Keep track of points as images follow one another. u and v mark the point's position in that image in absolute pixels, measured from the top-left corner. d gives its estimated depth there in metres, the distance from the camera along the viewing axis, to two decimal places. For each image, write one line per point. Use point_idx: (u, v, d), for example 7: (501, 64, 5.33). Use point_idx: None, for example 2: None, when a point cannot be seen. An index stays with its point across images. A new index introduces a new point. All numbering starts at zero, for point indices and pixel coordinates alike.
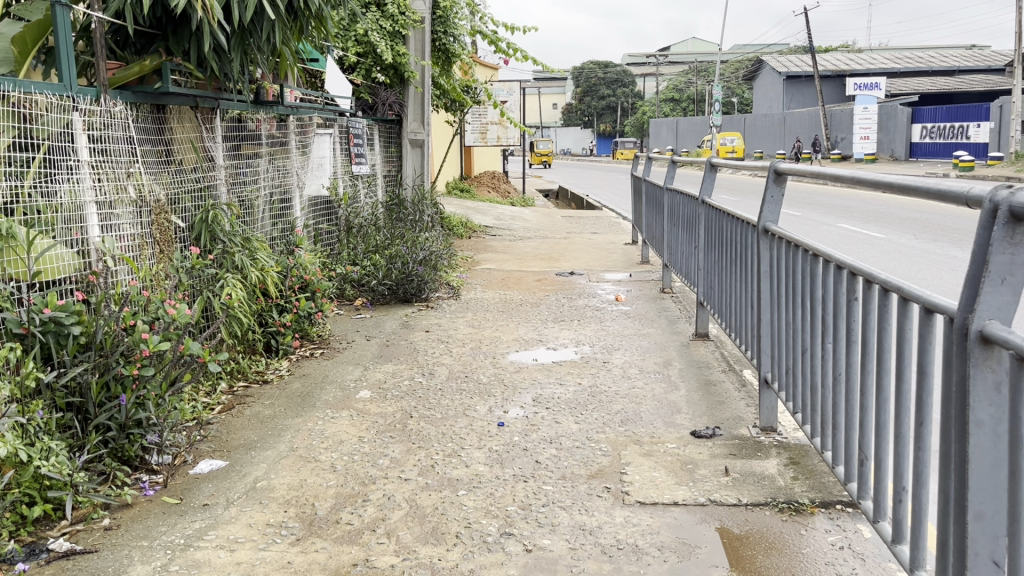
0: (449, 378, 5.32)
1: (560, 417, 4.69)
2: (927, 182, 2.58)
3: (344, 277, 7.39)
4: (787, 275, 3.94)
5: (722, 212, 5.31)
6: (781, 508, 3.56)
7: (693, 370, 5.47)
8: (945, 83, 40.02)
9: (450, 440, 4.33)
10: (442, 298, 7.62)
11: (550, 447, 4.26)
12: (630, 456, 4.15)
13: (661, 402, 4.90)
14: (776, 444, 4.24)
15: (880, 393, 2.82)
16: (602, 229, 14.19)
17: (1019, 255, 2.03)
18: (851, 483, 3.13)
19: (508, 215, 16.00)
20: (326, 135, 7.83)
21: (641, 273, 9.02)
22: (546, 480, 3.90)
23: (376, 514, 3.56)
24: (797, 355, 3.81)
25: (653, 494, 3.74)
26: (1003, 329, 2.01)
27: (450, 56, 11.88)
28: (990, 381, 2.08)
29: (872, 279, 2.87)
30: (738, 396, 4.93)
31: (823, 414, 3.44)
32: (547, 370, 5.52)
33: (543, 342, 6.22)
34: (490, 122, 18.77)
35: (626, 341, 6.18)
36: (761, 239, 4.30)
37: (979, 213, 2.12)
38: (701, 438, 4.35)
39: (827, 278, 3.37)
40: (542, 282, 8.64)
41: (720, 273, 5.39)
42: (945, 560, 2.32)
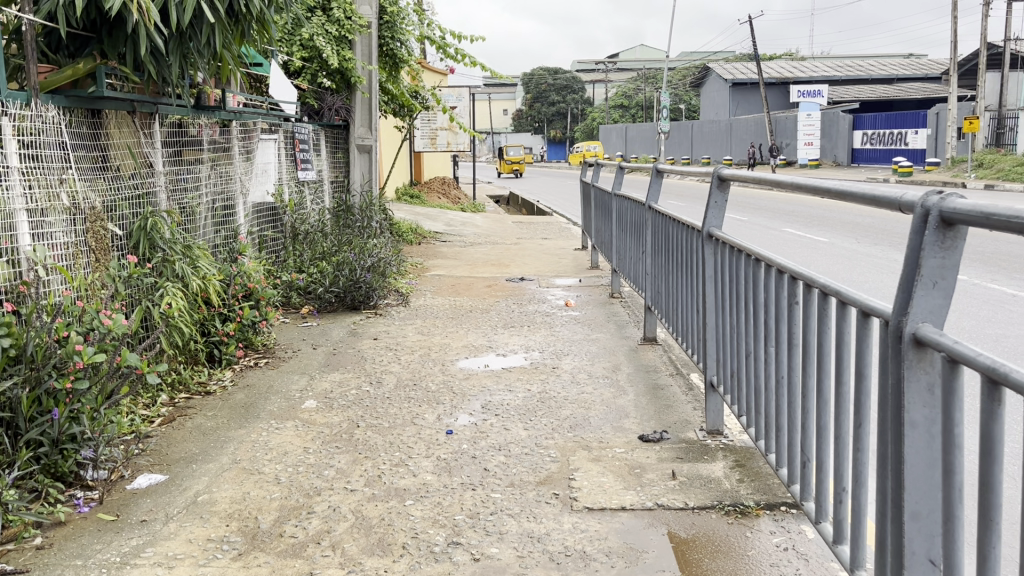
0: (397, 386, 5.27)
1: (509, 424, 4.67)
2: (863, 188, 2.62)
3: (290, 285, 7.29)
4: (731, 280, 3.99)
5: (668, 218, 5.35)
6: (727, 510, 3.59)
7: (641, 374, 5.50)
8: (886, 91, 41.17)
9: (398, 449, 4.28)
10: (391, 305, 7.56)
11: (498, 455, 4.24)
12: (578, 461, 4.15)
13: (610, 407, 4.91)
14: (722, 447, 4.28)
15: (821, 395, 2.86)
16: (552, 235, 14.26)
17: (949, 258, 2.07)
18: (794, 484, 3.16)
19: (459, 221, 15.98)
20: (271, 141, 7.72)
21: (591, 279, 9.06)
22: (495, 488, 3.88)
23: (321, 526, 3.50)
24: (741, 359, 3.85)
25: (602, 499, 3.74)
26: (935, 331, 2.05)
27: (397, 62, 11.76)
28: (924, 382, 2.12)
29: (812, 284, 2.92)
30: (686, 400, 4.97)
31: (767, 417, 3.48)
32: (496, 377, 5.49)
33: (492, 348, 6.20)
34: (440, 128, 18.75)
35: (576, 347, 6.19)
36: (706, 245, 4.33)
37: (912, 218, 2.15)
38: (648, 443, 4.38)
39: (769, 283, 3.41)
40: (492, 288, 8.62)
41: (667, 277, 5.43)
42: (883, 560, 2.36)
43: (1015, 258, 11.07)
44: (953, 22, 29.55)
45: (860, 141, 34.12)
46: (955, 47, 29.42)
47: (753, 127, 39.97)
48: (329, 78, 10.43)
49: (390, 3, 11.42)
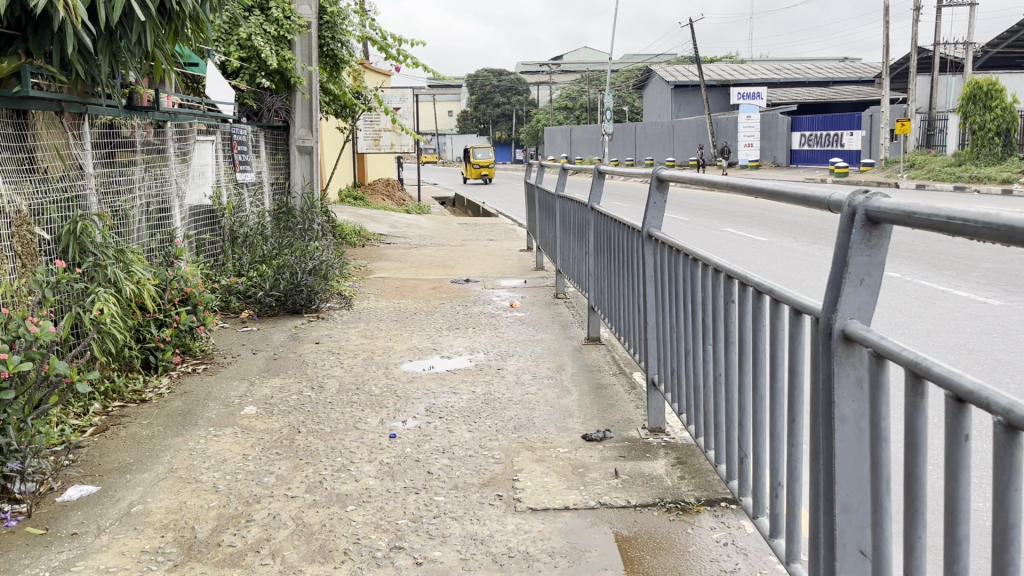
0: (339, 391, 5.20)
1: (453, 426, 4.65)
2: (794, 188, 2.67)
3: (229, 289, 7.17)
4: (670, 280, 4.04)
5: (610, 219, 5.40)
6: (668, 507, 3.63)
7: (585, 374, 5.53)
8: (823, 92, 42.22)
9: (339, 454, 4.23)
10: (334, 309, 7.47)
11: (442, 457, 4.22)
12: (522, 462, 4.15)
13: (554, 407, 4.93)
14: (664, 444, 4.33)
15: (756, 391, 2.91)
16: (497, 236, 14.28)
17: (875, 257, 2.12)
18: (732, 480, 3.21)
19: (403, 223, 15.90)
20: (208, 142, 7.58)
21: (536, 280, 9.10)
22: (438, 491, 3.85)
23: (260, 534, 3.43)
24: (681, 358, 3.90)
25: (545, 500, 3.74)
26: (863, 329, 2.09)
27: (338, 62, 11.68)
28: (853, 377, 2.16)
29: (747, 283, 2.96)
30: (629, 399, 5.02)
31: (706, 414, 3.53)
32: (440, 379, 5.48)
33: (437, 350, 6.17)
34: (383, 129, 18.73)
35: (521, 348, 6.20)
36: (646, 245, 4.38)
37: (839, 218, 2.20)
38: (591, 442, 4.41)
39: (707, 281, 3.46)
40: (436, 290, 8.59)
41: (609, 278, 5.47)
42: (816, 551, 2.40)
43: (944, 255, 11.45)
44: (885, 27, 30.41)
45: (798, 143, 34.90)
46: (888, 51, 30.30)
47: (695, 129, 40.63)
48: (268, 78, 10.27)
49: (330, 3, 11.29)
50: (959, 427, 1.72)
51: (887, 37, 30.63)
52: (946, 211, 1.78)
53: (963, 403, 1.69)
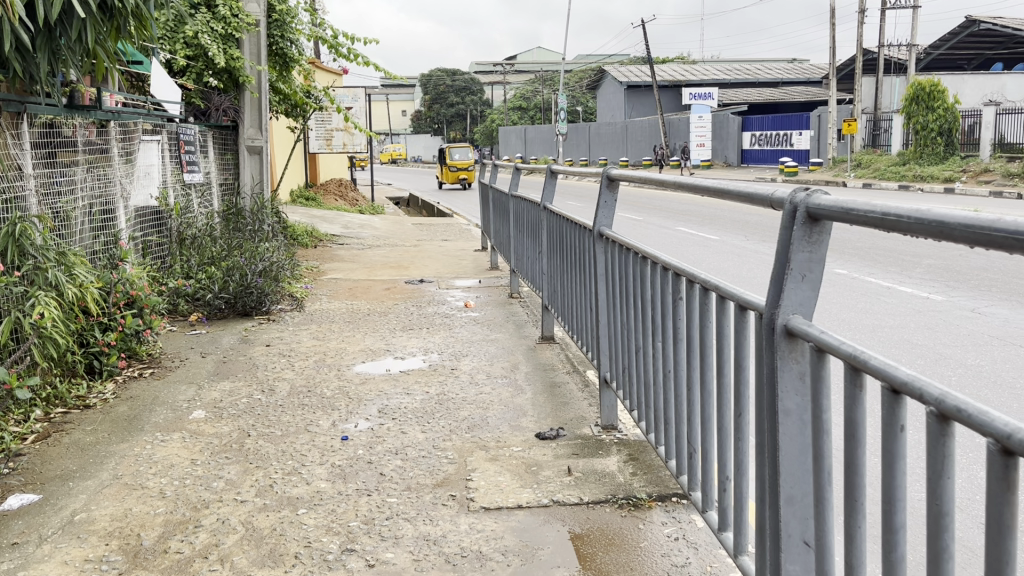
0: (290, 394, 5.14)
1: (406, 427, 4.63)
2: (739, 186, 2.71)
3: (177, 292, 7.04)
4: (621, 278, 4.07)
5: (562, 218, 5.42)
6: (620, 503, 3.66)
7: (539, 373, 5.56)
8: (772, 93, 42.98)
9: (290, 457, 4.18)
10: (285, 311, 7.38)
11: (395, 459, 4.19)
12: (475, 462, 4.15)
13: (508, 406, 4.94)
14: (616, 441, 4.36)
15: (704, 387, 2.95)
16: (451, 235, 14.27)
17: (816, 252, 2.16)
18: (682, 476, 3.25)
19: (356, 223, 15.77)
20: (154, 142, 7.46)
21: (491, 279, 9.11)
22: (391, 492, 3.83)
23: (208, 540, 3.38)
24: (632, 355, 3.93)
25: (498, 499, 3.74)
26: (805, 323, 2.13)
27: (288, 61, 11.56)
28: (796, 370, 2.20)
29: (694, 279, 3.00)
30: (582, 396, 5.05)
31: (656, 410, 3.56)
32: (394, 380, 5.44)
33: (390, 351, 6.14)
34: (335, 128, 18.62)
35: (475, 347, 6.19)
36: (597, 243, 4.41)
37: (781, 214, 2.23)
38: (545, 440, 4.42)
39: (656, 279, 3.49)
40: (390, 291, 8.54)
41: (562, 277, 5.50)
42: (762, 544, 2.44)
43: (888, 251, 11.74)
44: (831, 28, 31.06)
45: (749, 142, 35.43)
46: (835, 52, 30.95)
47: (648, 129, 41.05)
48: (216, 77, 10.17)
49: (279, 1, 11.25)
50: (895, 419, 1.76)
51: (834, 39, 31.29)
52: (881, 207, 1.81)
53: (898, 395, 1.72)
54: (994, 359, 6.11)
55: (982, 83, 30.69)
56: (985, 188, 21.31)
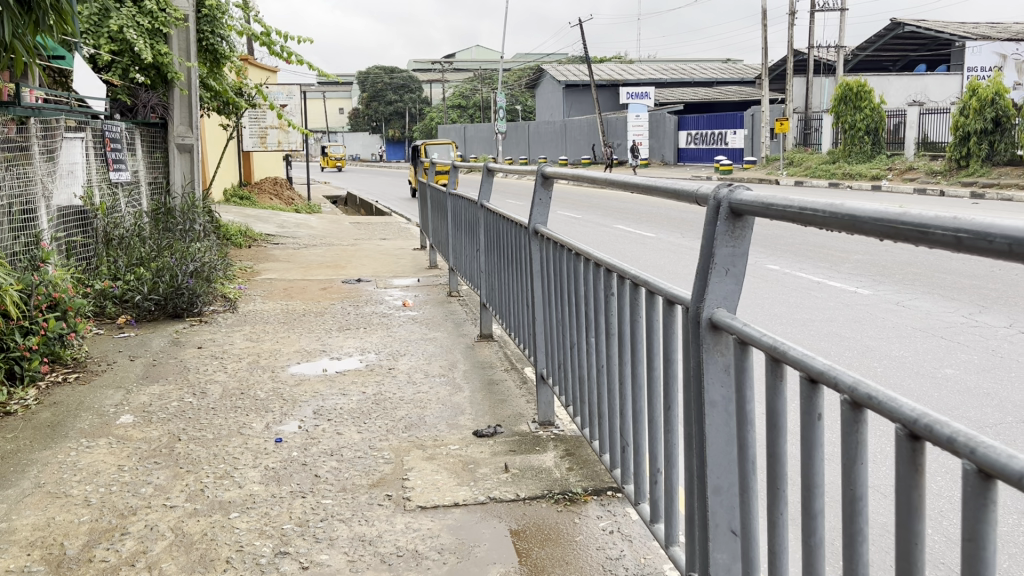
0: (223, 396, 5.05)
1: (342, 428, 4.58)
2: (667, 181, 2.74)
3: (103, 294, 6.84)
4: (556, 275, 4.08)
5: (499, 216, 5.42)
6: (556, 499, 3.68)
7: (477, 370, 5.56)
8: (707, 92, 43.78)
9: (222, 461, 4.11)
10: (218, 312, 7.24)
11: (330, 460, 4.14)
12: (412, 461, 4.13)
13: (445, 405, 4.92)
14: (553, 436, 4.40)
15: (635, 380, 2.99)
16: (389, 234, 14.20)
17: (739, 247, 2.18)
18: (616, 470, 3.29)
19: (291, 222, 15.56)
20: (77, 139, 7.24)
21: (430, 278, 9.07)
22: (326, 493, 3.79)
23: (136, 547, 3.29)
24: (567, 350, 3.96)
25: (435, 497, 3.73)
26: (728, 316, 2.16)
27: (219, 58, 11.37)
28: (720, 363, 2.23)
29: (625, 275, 3.02)
30: (519, 393, 5.07)
31: (590, 406, 3.60)
32: (330, 381, 5.38)
33: (326, 352, 6.06)
34: (269, 126, 18.43)
35: (413, 347, 6.17)
36: (532, 240, 4.42)
37: (705, 209, 2.25)
38: (482, 438, 4.42)
39: (589, 276, 3.52)
40: (326, 291, 8.45)
41: (499, 275, 5.51)
42: (691, 534, 2.48)
43: (818, 247, 12.08)
44: (764, 29, 31.71)
45: (685, 141, 36.00)
46: (767, 53, 31.68)
47: (586, 128, 41.43)
48: (143, 73, 9.90)
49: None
50: (813, 408, 1.80)
51: (766, 40, 31.99)
52: (798, 201, 1.83)
53: (816, 384, 1.76)
54: (917, 350, 6.32)
55: (907, 84, 31.72)
56: (910, 185, 22.08)
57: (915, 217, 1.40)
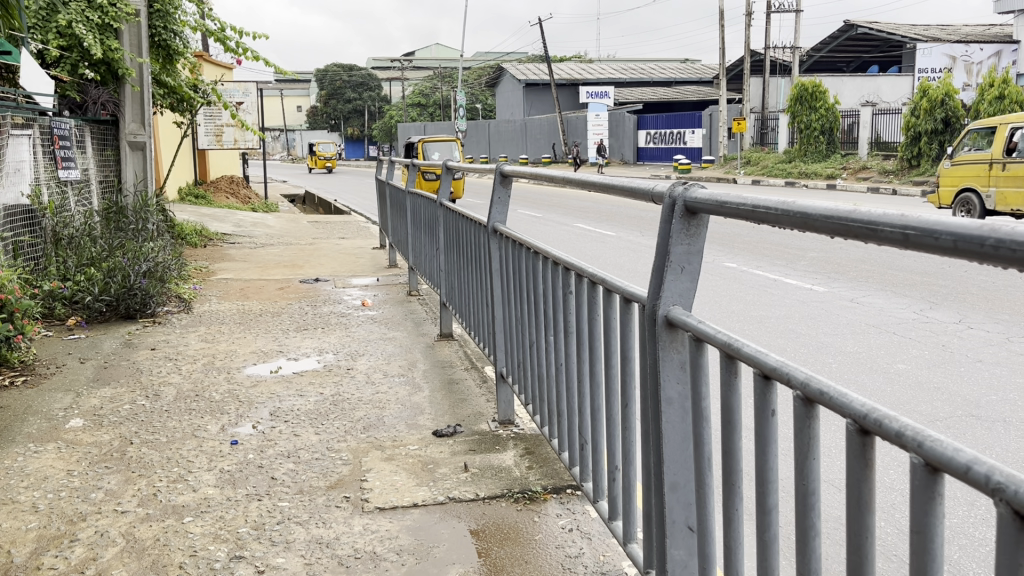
0: (177, 398, 4.96)
1: (299, 430, 4.52)
2: (623, 179, 2.73)
3: (52, 295, 6.68)
4: (515, 274, 4.07)
5: (458, 215, 5.39)
6: (516, 498, 3.68)
7: (436, 370, 5.54)
8: (666, 92, 44.19)
9: (176, 464, 4.03)
10: (172, 313, 7.11)
11: (287, 462, 4.09)
12: (371, 462, 4.09)
13: (404, 405, 4.89)
14: (513, 435, 4.39)
15: (593, 378, 2.99)
16: (348, 233, 14.08)
17: (694, 245, 2.18)
18: (575, 467, 3.29)
19: (248, 221, 15.35)
20: (24, 136, 7.06)
21: (389, 277, 9.01)
22: (283, 496, 3.74)
23: (86, 554, 3.22)
24: (526, 349, 3.95)
25: (393, 498, 3.70)
26: (684, 314, 2.17)
27: (172, 53, 11.18)
28: (676, 361, 2.23)
29: (583, 273, 3.02)
30: (479, 393, 5.06)
31: (550, 405, 3.59)
32: (287, 382, 5.30)
33: (283, 353, 5.98)
34: (225, 124, 18.23)
35: (372, 347, 6.11)
36: (492, 239, 4.40)
37: (661, 207, 2.24)
38: (441, 438, 4.40)
39: (548, 275, 3.50)
40: (284, 291, 8.34)
41: (459, 274, 5.48)
42: (649, 531, 2.48)
43: (773, 245, 12.27)
44: (721, 28, 32.23)
45: (645, 141, 36.28)
46: (724, 53, 32.06)
47: (547, 127, 41.55)
48: (92, 69, 9.69)
49: None
50: (767, 404, 1.81)
51: (723, 40, 32.34)
52: (751, 199, 1.83)
53: (769, 380, 1.77)
54: (870, 346, 6.44)
55: (860, 84, 32.32)
56: (864, 184, 22.54)
57: (865, 214, 1.41)
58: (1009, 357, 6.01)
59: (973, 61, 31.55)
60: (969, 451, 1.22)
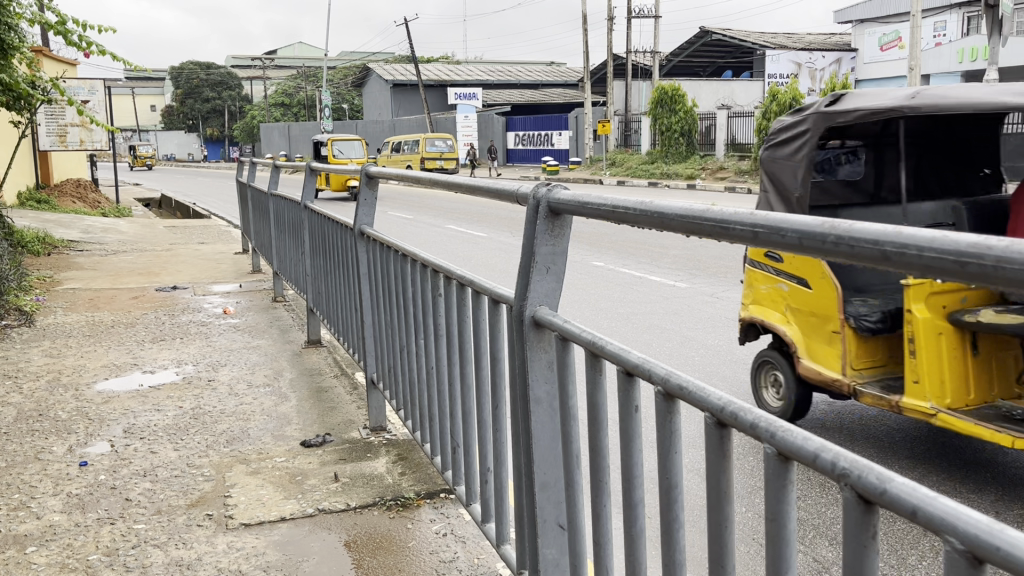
0: (17, 419, 4.59)
1: (156, 446, 4.28)
2: (488, 182, 2.72)
3: None
4: (383, 278, 4.00)
5: (324, 218, 5.25)
6: (388, 505, 3.61)
7: (304, 378, 5.37)
8: (533, 93, 45.05)
9: (17, 491, 3.73)
10: (11, 327, 6.61)
11: (143, 482, 3.85)
12: (235, 477, 3.91)
13: (271, 416, 4.71)
14: (385, 442, 4.31)
15: (464, 380, 2.97)
16: (208, 238, 13.53)
17: (559, 245, 2.19)
18: (447, 471, 3.25)
19: (98, 226, 14.53)
20: None
21: (252, 283, 8.71)
22: (138, 518, 3.51)
23: None
24: (397, 354, 3.88)
25: (259, 513, 3.55)
26: (550, 314, 2.17)
27: (6, 49, 10.37)
28: (544, 361, 2.23)
29: (451, 275, 2.99)
30: (349, 400, 4.94)
31: (421, 409, 3.55)
32: (142, 397, 5.01)
33: (138, 366, 5.65)
34: (69, 123, 17.18)
35: (235, 356, 5.87)
36: (358, 242, 4.30)
37: (525, 209, 2.24)
38: (310, 448, 4.27)
39: (416, 278, 3.45)
40: (138, 300, 7.90)
41: (326, 279, 5.35)
42: (522, 532, 2.47)
43: (639, 244, 12.72)
44: (583, 34, 33.49)
45: (513, 142, 36.81)
46: (588, 57, 32.97)
47: (415, 129, 41.46)
48: None
49: None
50: (630, 401, 1.83)
51: (586, 44, 33.23)
52: (611, 199, 1.83)
53: (632, 377, 1.80)
54: (729, 338, 6.75)
55: (715, 87, 33.77)
56: (721, 185, 23.78)
57: (717, 213, 1.45)
58: None
59: (816, 68, 34.00)
60: (816, 439, 1.27)
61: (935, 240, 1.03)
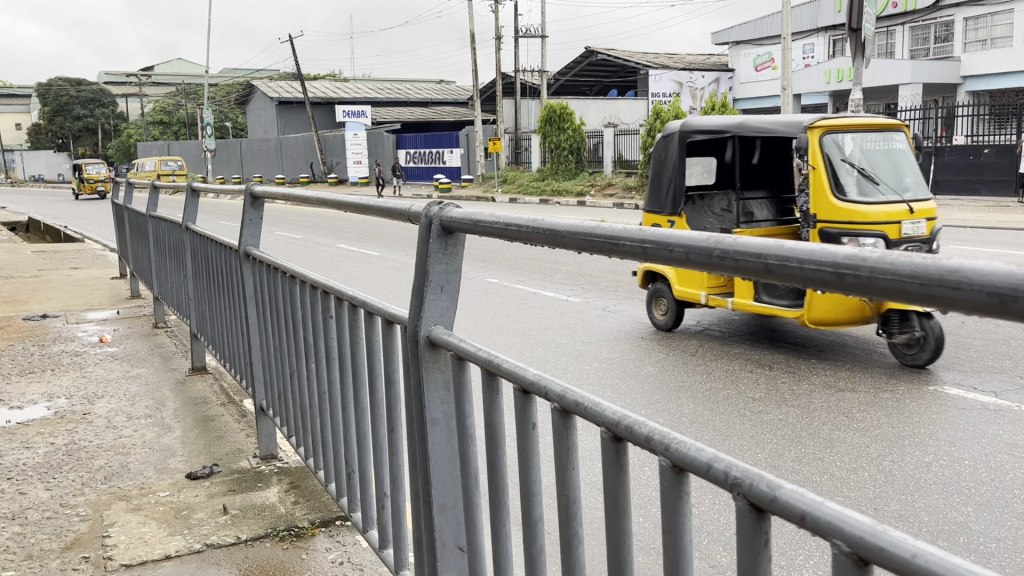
0: None
1: (26, 486, 4.00)
2: (378, 201, 2.67)
3: None
4: (271, 302, 3.87)
5: (207, 239, 5.04)
6: (281, 536, 3.48)
7: (189, 408, 5.12)
8: (424, 112, 45.09)
9: None
10: None
11: (10, 526, 3.59)
12: (114, 515, 3.69)
13: (153, 448, 4.48)
14: (276, 471, 4.16)
15: (358, 403, 2.90)
16: (82, 263, 12.86)
17: (452, 263, 2.17)
18: (343, 498, 3.16)
19: None
20: None
21: (130, 309, 8.31)
22: (5, 566, 3.27)
23: None
24: (287, 380, 3.75)
25: (141, 552, 3.35)
26: (445, 333, 2.13)
27: None
28: (441, 380, 2.20)
29: (342, 296, 2.91)
30: (238, 428, 4.76)
31: (313, 435, 3.44)
32: (9, 435, 4.68)
33: (4, 402, 5.27)
34: None
35: (113, 387, 5.55)
36: (244, 264, 4.15)
37: (417, 229, 2.20)
38: (196, 479, 4.08)
39: (306, 301, 3.34)
40: (4, 330, 7.42)
41: (210, 304, 5.14)
42: (421, 555, 2.40)
43: (532, 260, 12.85)
44: (471, 52, 33.75)
45: (405, 160, 36.65)
46: (477, 76, 33.27)
47: (303, 147, 40.76)
48: None
49: None
50: (527, 418, 1.82)
51: (475, 62, 33.51)
52: (502, 217, 1.81)
53: (528, 394, 1.79)
54: (622, 351, 6.88)
55: (602, 106, 34.69)
56: (609, 201, 24.40)
57: (607, 229, 1.45)
58: (740, 353, 6.68)
59: (697, 87, 34.81)
60: (709, 450, 1.29)
61: (814, 252, 1.06)
